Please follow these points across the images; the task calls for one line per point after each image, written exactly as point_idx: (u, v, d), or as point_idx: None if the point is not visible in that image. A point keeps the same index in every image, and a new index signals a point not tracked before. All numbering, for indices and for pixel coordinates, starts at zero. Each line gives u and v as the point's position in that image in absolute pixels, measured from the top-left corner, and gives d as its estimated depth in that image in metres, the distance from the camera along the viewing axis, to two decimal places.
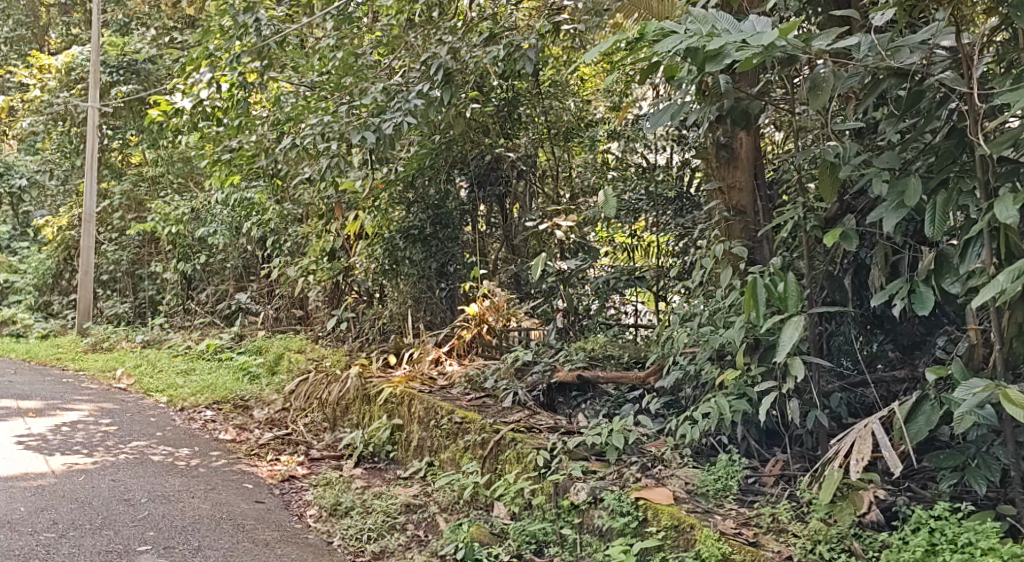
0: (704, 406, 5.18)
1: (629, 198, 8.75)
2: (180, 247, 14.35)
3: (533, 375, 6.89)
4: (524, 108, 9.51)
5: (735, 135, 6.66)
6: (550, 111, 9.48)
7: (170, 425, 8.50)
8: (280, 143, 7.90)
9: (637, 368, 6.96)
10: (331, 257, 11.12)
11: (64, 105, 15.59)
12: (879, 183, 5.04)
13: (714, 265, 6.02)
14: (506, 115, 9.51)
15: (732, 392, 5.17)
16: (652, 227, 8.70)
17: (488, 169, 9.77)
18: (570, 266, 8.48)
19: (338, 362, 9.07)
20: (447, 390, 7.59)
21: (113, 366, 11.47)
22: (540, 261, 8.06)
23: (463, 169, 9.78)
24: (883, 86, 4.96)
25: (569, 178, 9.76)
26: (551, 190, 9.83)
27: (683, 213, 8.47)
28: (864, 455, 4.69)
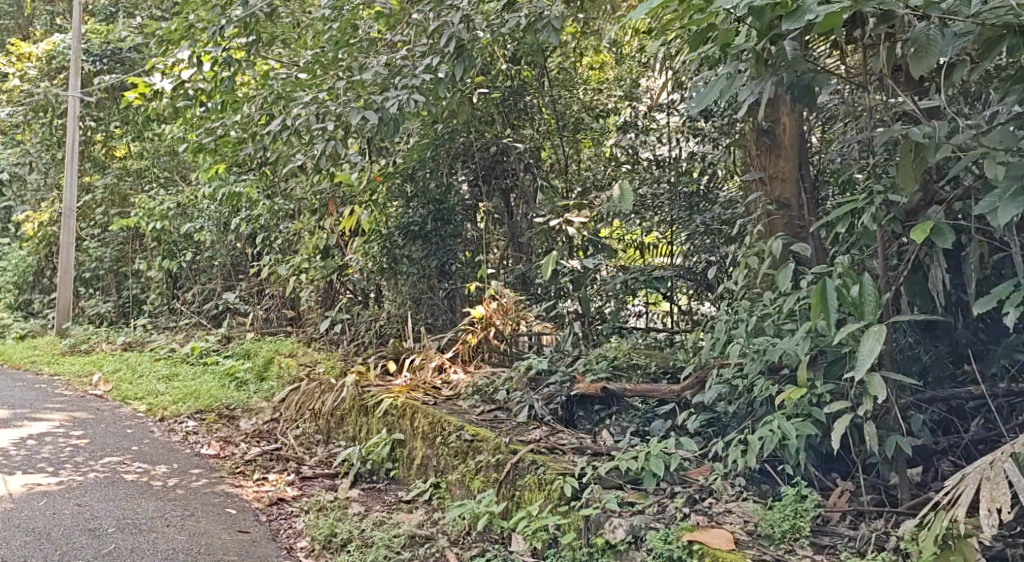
0: (763, 429, 4.58)
1: (649, 193, 8.31)
2: (165, 244, 13.62)
3: (548, 387, 6.17)
4: (530, 95, 9.01)
5: (777, 119, 6.01)
6: (559, 101, 9.07)
7: (147, 437, 7.78)
8: (269, 127, 7.18)
9: (667, 381, 6.24)
10: (325, 255, 10.42)
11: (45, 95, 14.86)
12: (991, 165, 4.43)
13: (759, 264, 5.30)
14: (512, 107, 8.96)
15: (794, 413, 4.61)
16: (671, 227, 8.27)
17: (493, 163, 9.10)
18: (584, 265, 7.73)
19: (332, 369, 8.37)
20: (454, 401, 6.90)
21: (90, 370, 10.74)
22: (552, 260, 7.41)
23: (466, 162, 9.12)
24: (1010, 43, 4.40)
25: (580, 173, 9.18)
26: (563, 186, 9.20)
27: (715, 212, 7.98)
28: (1000, 504, 4.03)
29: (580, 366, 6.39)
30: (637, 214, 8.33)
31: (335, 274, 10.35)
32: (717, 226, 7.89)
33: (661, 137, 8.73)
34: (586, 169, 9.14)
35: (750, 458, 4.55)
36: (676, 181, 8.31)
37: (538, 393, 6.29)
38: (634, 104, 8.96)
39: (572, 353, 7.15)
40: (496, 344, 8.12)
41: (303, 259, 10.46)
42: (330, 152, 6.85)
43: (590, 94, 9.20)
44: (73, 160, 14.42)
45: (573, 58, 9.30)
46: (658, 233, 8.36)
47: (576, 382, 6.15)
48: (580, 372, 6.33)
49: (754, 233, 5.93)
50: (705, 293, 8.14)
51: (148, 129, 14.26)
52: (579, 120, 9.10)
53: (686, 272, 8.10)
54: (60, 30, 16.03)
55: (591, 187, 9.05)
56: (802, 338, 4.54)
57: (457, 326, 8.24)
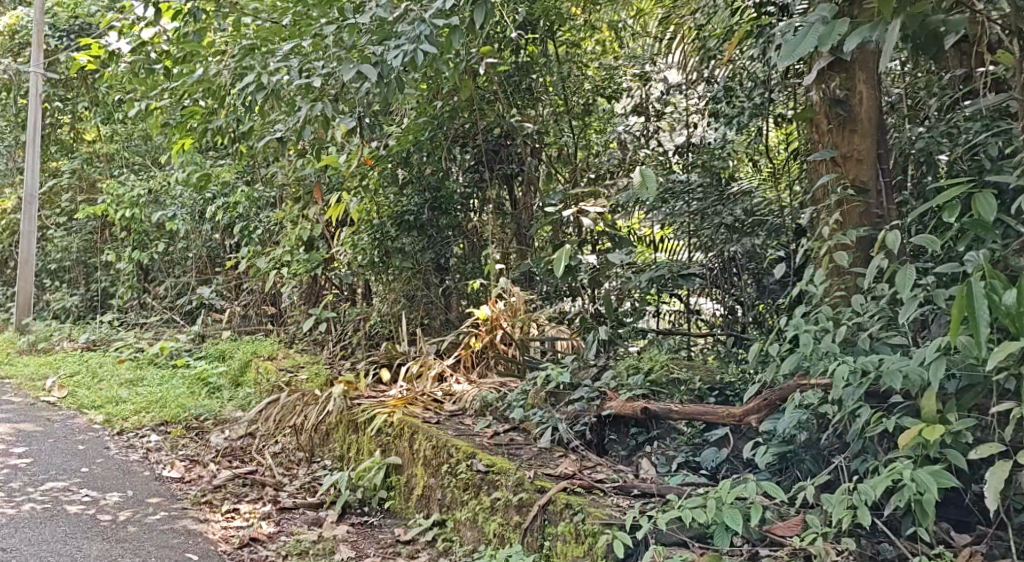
0: (890, 473, 4.18)
1: (675, 179, 7.50)
2: (135, 233, 12.54)
3: (573, 405, 5.21)
4: (536, 74, 8.18)
5: (853, 87, 4.94)
6: (568, 80, 8.15)
7: (102, 455, 6.84)
8: (243, 86, 6.19)
9: (716, 400, 5.28)
10: (309, 247, 9.44)
11: (6, 71, 13.79)
12: None
13: (848, 260, 4.65)
14: (519, 86, 8.18)
15: (925, 454, 4.21)
16: (696, 217, 7.25)
17: (496, 147, 8.29)
18: (614, 258, 6.84)
19: (315, 377, 7.39)
20: (461, 421, 5.96)
21: (45, 373, 9.75)
22: (566, 253, 6.76)
23: (465, 144, 8.34)
24: None
25: (588, 163, 8.19)
26: (570, 175, 8.23)
27: (755, 200, 7.10)
28: None
29: (606, 379, 5.41)
30: (659, 204, 7.38)
31: (320, 269, 9.36)
32: (759, 213, 7.00)
33: (678, 118, 7.99)
34: (600, 153, 8.15)
35: (863, 513, 4.11)
36: (705, 167, 7.43)
37: (563, 411, 5.32)
38: (647, 83, 8.05)
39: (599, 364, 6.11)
40: (503, 347, 7.31)
41: (285, 252, 9.45)
42: (316, 118, 6.00)
43: (599, 75, 8.14)
44: (35, 143, 13.35)
45: (581, 33, 8.19)
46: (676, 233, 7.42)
47: (608, 400, 5.15)
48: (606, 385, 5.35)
49: (824, 224, 4.91)
50: (727, 300, 7.20)
51: (118, 109, 13.18)
52: (589, 103, 8.16)
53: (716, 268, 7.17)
54: (26, 3, 14.88)
55: (605, 175, 8.06)
56: (934, 358, 4.18)
57: (461, 326, 7.40)
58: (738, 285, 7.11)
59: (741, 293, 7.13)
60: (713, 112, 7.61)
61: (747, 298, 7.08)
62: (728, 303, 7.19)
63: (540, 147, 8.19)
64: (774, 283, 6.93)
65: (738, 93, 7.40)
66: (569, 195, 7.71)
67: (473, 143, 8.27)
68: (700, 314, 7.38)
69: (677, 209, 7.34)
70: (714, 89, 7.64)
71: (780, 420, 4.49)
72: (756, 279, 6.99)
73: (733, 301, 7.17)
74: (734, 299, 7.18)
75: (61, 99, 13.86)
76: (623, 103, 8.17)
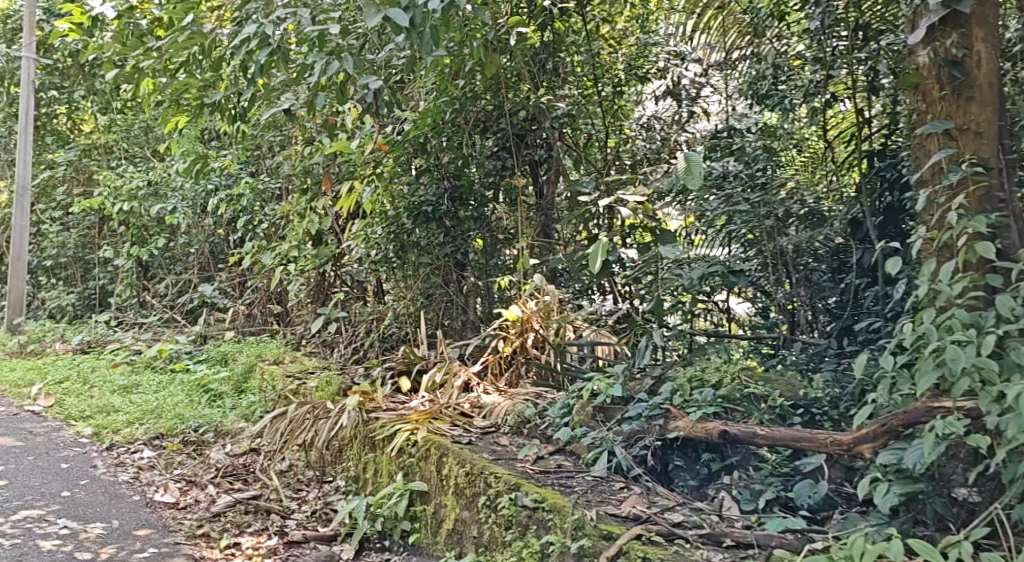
0: None
1: (720, 167, 6.97)
2: (133, 227, 11.75)
3: (632, 426, 4.91)
4: (564, 53, 7.62)
5: (971, 47, 4.67)
6: (599, 57, 7.68)
7: (86, 476, 6.13)
8: (247, 42, 5.56)
9: (802, 419, 4.94)
10: (317, 242, 8.69)
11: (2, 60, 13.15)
12: None
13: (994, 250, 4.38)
14: (545, 65, 7.58)
15: None
16: (746, 211, 6.78)
17: (522, 132, 7.66)
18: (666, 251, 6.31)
19: (326, 386, 6.66)
20: (494, 442, 5.24)
21: (32, 379, 9.00)
22: (601, 249, 6.45)
23: (487, 131, 7.68)
24: None
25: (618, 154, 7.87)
26: (601, 164, 7.80)
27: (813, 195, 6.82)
28: None
29: (665, 392, 5.03)
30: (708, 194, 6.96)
31: (330, 265, 8.62)
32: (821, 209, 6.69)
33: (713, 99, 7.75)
34: (631, 139, 7.79)
35: None
36: (749, 159, 6.95)
37: (615, 430, 5.04)
38: (679, 63, 7.75)
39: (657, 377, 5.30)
40: (535, 353, 6.55)
41: (292, 246, 8.70)
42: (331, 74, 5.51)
43: (633, 54, 7.74)
44: (27, 132, 12.64)
45: (615, 10, 7.79)
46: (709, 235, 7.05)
47: (673, 420, 4.87)
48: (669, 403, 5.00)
49: (946, 207, 4.57)
50: (759, 301, 6.93)
51: (117, 97, 12.47)
52: (619, 81, 7.71)
53: (768, 263, 6.85)
54: None
55: (642, 162, 7.72)
56: None
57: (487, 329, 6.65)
58: (778, 287, 6.81)
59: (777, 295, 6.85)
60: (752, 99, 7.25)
61: (786, 301, 6.82)
62: (762, 304, 6.94)
63: (568, 131, 7.62)
64: (829, 281, 6.71)
65: (788, 79, 6.99)
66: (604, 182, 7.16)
67: (496, 128, 7.64)
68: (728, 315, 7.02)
69: (733, 197, 6.84)
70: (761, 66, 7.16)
71: (912, 454, 4.34)
72: (804, 280, 6.74)
73: (766, 301, 6.92)
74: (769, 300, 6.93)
75: (56, 86, 13.12)
76: (652, 85, 7.82)
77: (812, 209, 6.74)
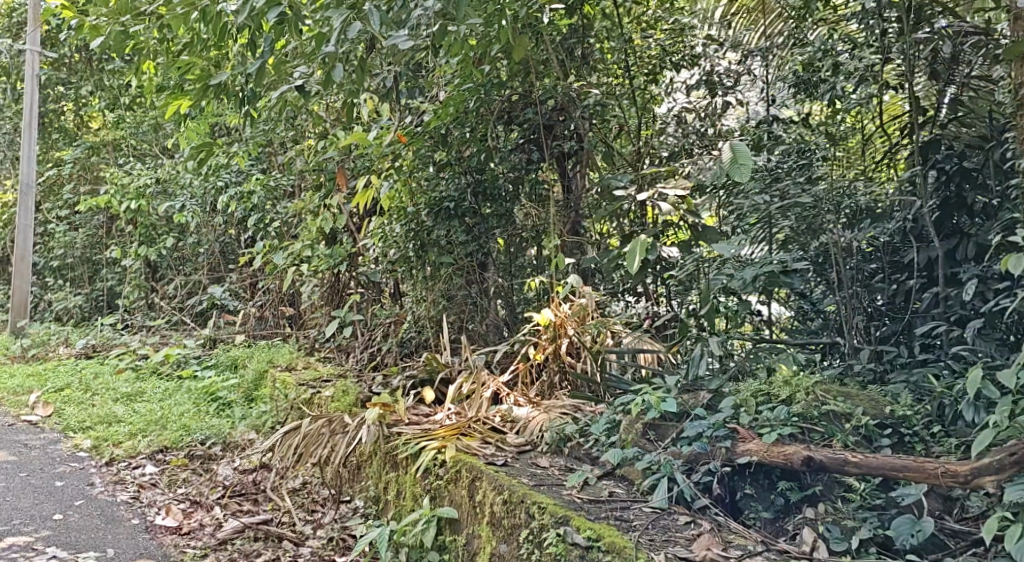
0: None
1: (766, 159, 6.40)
2: (141, 226, 11.22)
3: (694, 449, 4.77)
4: (593, 38, 7.14)
5: None
6: (633, 44, 7.19)
7: (81, 496, 5.63)
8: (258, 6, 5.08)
9: (890, 440, 4.84)
10: (332, 241, 8.17)
11: (9, 55, 12.71)
12: None
13: None
14: (573, 51, 7.10)
15: None
16: (801, 208, 6.14)
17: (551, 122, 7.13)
18: (726, 249, 5.85)
19: (342, 397, 6.15)
20: (532, 463, 5.05)
21: (30, 387, 8.50)
22: (640, 247, 6.06)
23: (512, 121, 7.13)
24: None
25: (653, 147, 7.32)
26: (632, 159, 7.32)
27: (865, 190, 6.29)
28: None
29: (725, 408, 4.94)
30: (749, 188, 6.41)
31: (345, 266, 8.10)
32: (875, 205, 6.22)
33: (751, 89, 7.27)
34: (660, 132, 7.34)
35: None
36: (801, 150, 6.34)
37: (672, 451, 4.86)
38: (717, 49, 7.29)
39: (713, 391, 5.14)
40: (570, 361, 6.01)
41: (304, 246, 8.17)
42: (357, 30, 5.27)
43: (669, 38, 7.21)
44: (32, 129, 12.18)
45: None
46: (756, 239, 6.28)
47: (741, 442, 4.75)
48: (732, 422, 4.91)
49: None
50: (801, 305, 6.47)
51: (125, 91, 12.02)
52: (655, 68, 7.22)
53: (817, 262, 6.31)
54: None
55: (680, 152, 7.20)
56: None
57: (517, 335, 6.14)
58: (825, 289, 6.36)
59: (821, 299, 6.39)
60: (797, 90, 6.69)
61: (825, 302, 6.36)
62: (803, 308, 6.49)
63: (597, 122, 7.12)
64: (880, 282, 6.24)
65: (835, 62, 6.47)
66: (638, 175, 6.67)
67: (521, 118, 7.07)
68: (764, 320, 6.62)
69: (792, 189, 6.18)
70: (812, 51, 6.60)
71: None
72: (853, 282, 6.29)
73: (808, 306, 6.47)
74: (811, 304, 6.48)
75: (62, 81, 12.65)
76: (683, 74, 7.36)
77: (866, 204, 6.20)
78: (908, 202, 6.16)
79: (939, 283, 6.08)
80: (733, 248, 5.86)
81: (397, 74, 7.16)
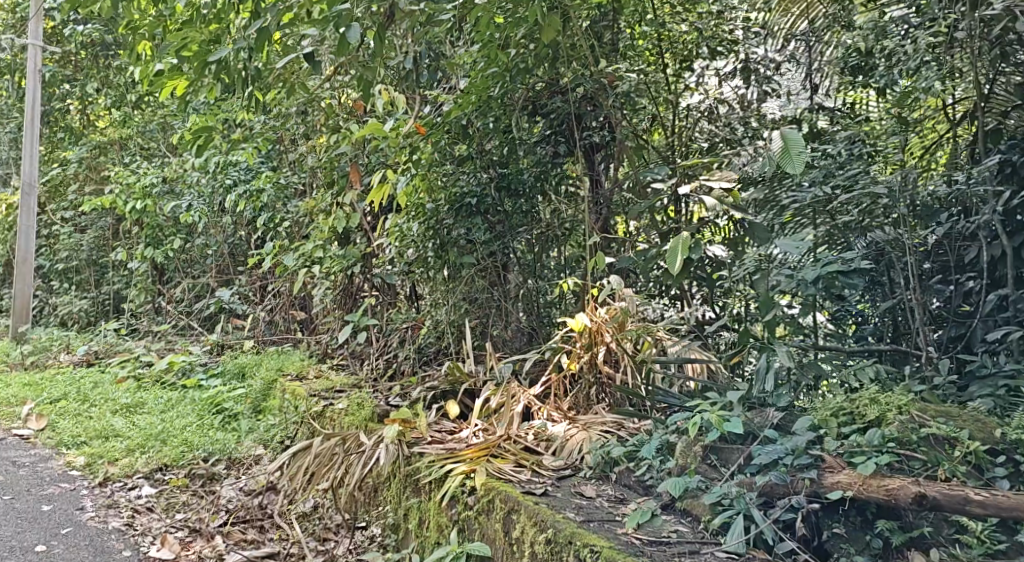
0: None
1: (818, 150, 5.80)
2: (146, 226, 10.67)
3: (773, 481, 4.33)
4: (624, 23, 6.63)
5: None
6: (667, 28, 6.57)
7: (69, 522, 5.17)
8: None
9: (1005, 470, 4.36)
10: (345, 241, 7.63)
11: (11, 50, 12.20)
12: None
13: None
14: (603, 36, 6.60)
15: None
16: (866, 202, 5.40)
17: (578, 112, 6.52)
18: (788, 248, 5.27)
19: (357, 411, 5.63)
20: (576, 492, 4.63)
21: (24, 398, 7.96)
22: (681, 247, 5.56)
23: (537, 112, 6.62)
24: None
25: (688, 137, 6.67)
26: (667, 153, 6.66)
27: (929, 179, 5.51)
28: None
29: (801, 432, 4.51)
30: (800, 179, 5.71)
31: (359, 267, 7.54)
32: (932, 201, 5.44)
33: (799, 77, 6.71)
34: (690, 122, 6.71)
35: None
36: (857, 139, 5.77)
37: (746, 483, 4.41)
38: (757, 35, 6.67)
39: (783, 409, 4.70)
40: (609, 371, 5.45)
41: (316, 246, 7.64)
42: None
43: (705, 21, 6.57)
44: (33, 126, 11.66)
45: None
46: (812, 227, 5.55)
47: (830, 473, 4.34)
48: (814, 448, 4.48)
49: None
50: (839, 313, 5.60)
51: (132, 88, 11.45)
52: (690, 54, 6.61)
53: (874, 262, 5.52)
54: None
55: (721, 144, 6.55)
56: None
57: (549, 342, 5.58)
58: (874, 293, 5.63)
59: (865, 306, 5.61)
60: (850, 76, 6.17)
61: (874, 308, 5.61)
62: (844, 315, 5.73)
63: (630, 111, 6.54)
64: (938, 284, 5.54)
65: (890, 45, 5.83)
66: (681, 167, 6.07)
67: (548, 107, 6.55)
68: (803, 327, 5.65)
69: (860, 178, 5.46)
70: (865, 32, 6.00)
71: None
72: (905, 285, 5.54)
73: (847, 313, 5.64)
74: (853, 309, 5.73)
75: (67, 77, 12.10)
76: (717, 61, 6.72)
77: (931, 196, 5.40)
78: (972, 197, 5.40)
79: (1005, 285, 5.43)
80: (801, 244, 5.27)
81: (417, 55, 6.28)
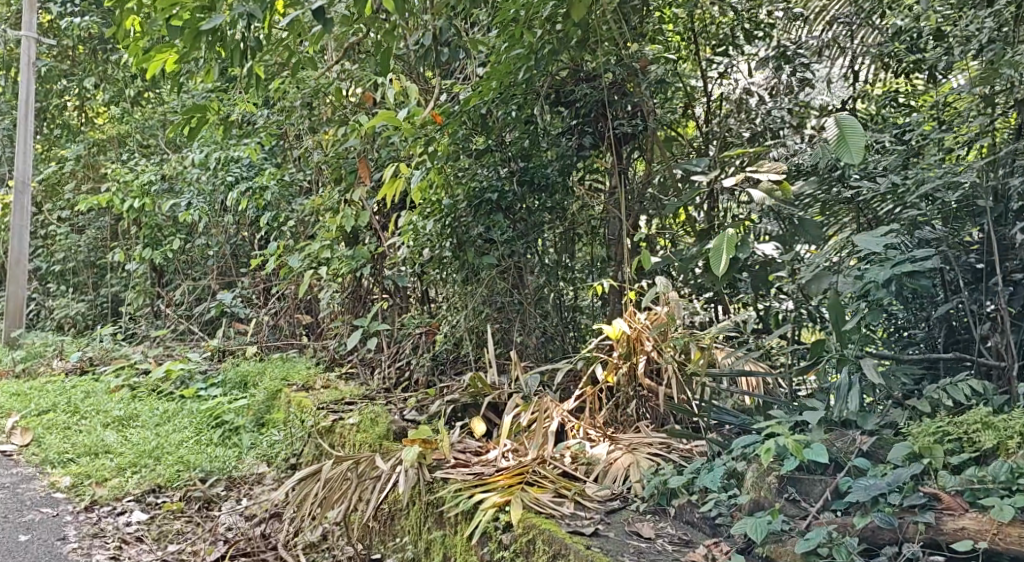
0: None
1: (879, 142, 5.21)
2: (144, 226, 10.10)
3: (881, 522, 3.86)
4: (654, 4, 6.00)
5: None
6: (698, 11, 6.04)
7: (48, 554, 4.67)
8: None
9: None
10: (354, 241, 7.06)
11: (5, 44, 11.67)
12: None
13: None
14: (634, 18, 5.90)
15: None
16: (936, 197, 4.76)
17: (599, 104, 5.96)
18: (864, 243, 4.60)
19: (370, 428, 5.11)
20: (632, 532, 4.13)
21: (10, 410, 7.41)
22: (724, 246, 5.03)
23: (558, 102, 6.03)
24: None
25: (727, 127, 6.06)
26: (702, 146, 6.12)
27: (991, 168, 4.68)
28: None
29: (900, 463, 4.06)
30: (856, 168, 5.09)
31: (368, 268, 6.98)
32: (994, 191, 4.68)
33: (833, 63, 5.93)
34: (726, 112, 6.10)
35: None
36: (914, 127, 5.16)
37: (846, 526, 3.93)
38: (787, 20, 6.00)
39: (869, 432, 4.31)
40: (650, 384, 4.91)
41: (322, 246, 7.10)
42: None
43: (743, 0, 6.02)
44: (27, 122, 11.10)
45: None
46: (853, 222, 5.12)
47: (951, 516, 3.87)
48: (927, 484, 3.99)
49: None
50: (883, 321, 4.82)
51: (131, 83, 10.87)
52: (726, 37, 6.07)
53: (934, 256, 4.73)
54: None
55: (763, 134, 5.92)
56: None
57: (583, 352, 5.02)
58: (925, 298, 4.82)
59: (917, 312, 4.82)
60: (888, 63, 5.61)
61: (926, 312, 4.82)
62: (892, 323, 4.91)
63: (662, 98, 5.96)
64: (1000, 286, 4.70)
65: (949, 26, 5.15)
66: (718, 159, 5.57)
67: (573, 95, 5.96)
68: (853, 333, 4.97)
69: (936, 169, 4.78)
70: (917, 15, 5.37)
71: None
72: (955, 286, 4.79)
73: (885, 319, 4.89)
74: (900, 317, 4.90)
75: (63, 73, 11.56)
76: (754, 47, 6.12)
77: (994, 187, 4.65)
78: None
79: None
80: (881, 239, 4.61)
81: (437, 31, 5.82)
